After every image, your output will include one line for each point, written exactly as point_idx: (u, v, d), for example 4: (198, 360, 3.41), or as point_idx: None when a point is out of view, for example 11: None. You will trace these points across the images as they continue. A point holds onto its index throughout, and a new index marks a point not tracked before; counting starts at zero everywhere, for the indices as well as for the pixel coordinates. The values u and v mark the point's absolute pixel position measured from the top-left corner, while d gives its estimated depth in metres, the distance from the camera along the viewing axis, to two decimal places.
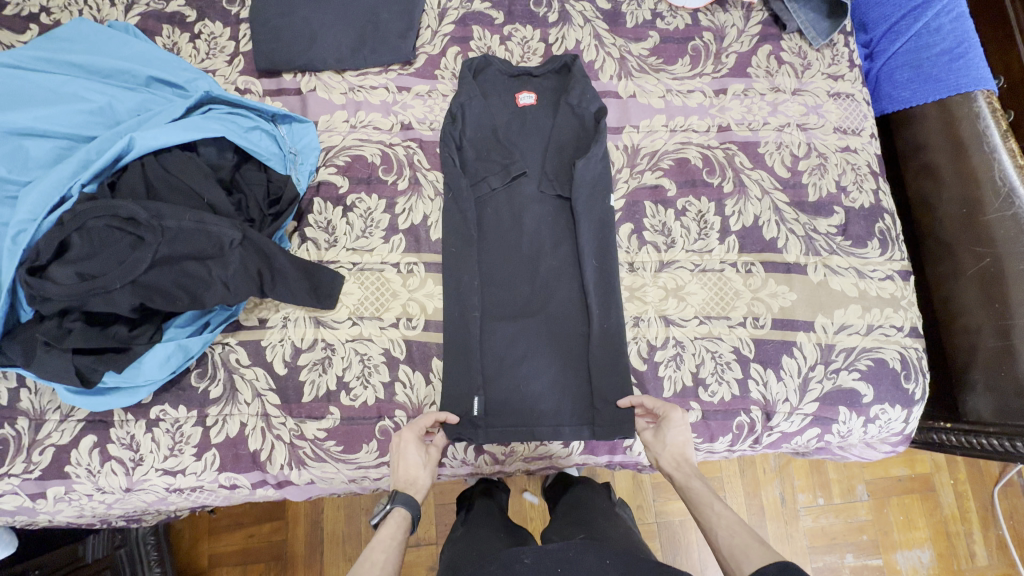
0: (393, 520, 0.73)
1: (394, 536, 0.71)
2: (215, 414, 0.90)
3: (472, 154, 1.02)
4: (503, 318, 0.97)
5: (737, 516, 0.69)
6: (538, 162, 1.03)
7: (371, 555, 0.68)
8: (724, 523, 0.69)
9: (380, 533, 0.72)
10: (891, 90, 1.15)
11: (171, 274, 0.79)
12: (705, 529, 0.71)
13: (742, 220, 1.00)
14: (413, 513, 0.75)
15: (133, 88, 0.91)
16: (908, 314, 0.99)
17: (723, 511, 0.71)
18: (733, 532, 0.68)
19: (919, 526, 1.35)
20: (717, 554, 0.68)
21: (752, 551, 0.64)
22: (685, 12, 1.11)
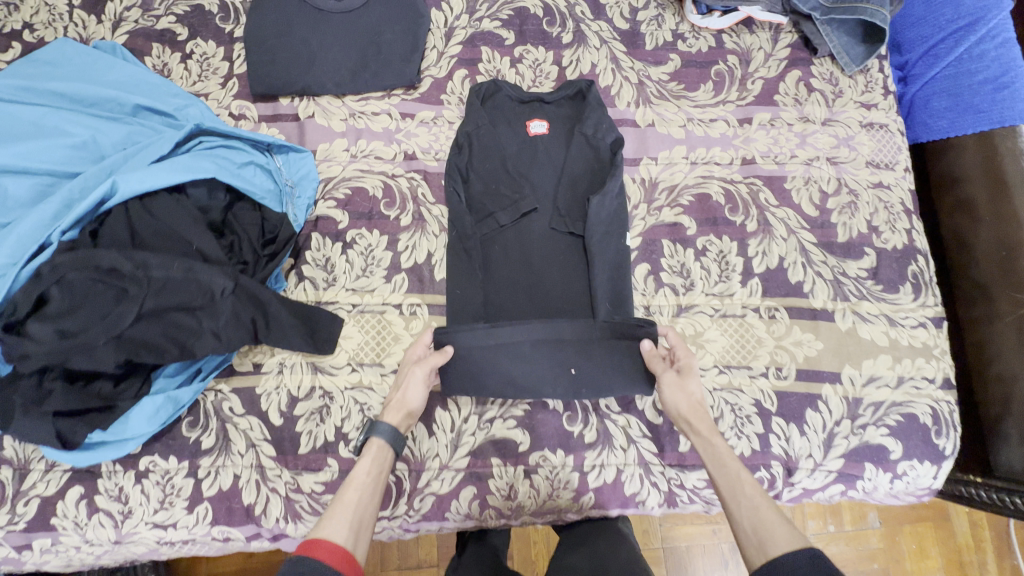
0: (370, 453, 0.73)
1: (370, 470, 0.71)
2: (207, 465, 0.85)
3: (479, 187, 0.95)
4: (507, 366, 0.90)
5: (763, 491, 0.65)
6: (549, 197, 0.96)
7: (344, 493, 0.67)
8: (750, 495, 0.65)
9: (357, 468, 0.71)
10: (925, 118, 1.08)
11: (159, 326, 0.74)
12: (728, 496, 0.66)
13: (767, 261, 0.94)
14: (392, 443, 0.75)
15: (120, 118, 0.86)
16: (941, 364, 0.93)
17: (750, 484, 0.66)
18: (758, 506, 0.63)
19: (931, 554, 1.28)
20: (739, 529, 0.63)
21: (778, 530, 0.60)
22: (709, 33, 1.04)
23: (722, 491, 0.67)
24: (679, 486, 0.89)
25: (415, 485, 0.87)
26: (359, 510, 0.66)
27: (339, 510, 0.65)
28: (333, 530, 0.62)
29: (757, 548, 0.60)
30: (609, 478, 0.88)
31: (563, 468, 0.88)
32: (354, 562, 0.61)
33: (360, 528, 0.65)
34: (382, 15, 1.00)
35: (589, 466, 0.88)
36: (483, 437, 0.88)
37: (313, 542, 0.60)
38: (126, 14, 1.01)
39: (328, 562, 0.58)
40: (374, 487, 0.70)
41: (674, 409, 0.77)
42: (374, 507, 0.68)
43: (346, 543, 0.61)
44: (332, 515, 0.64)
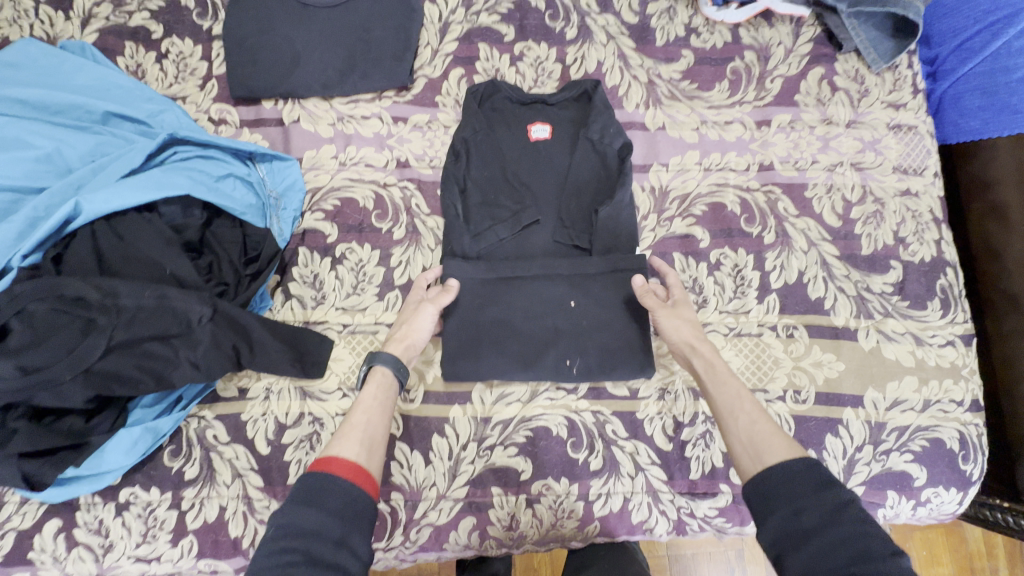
0: (375, 380, 0.72)
1: (377, 396, 0.71)
2: (192, 497, 0.81)
3: (477, 198, 0.88)
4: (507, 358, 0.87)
5: (759, 406, 0.66)
6: (551, 204, 0.89)
7: (352, 416, 0.67)
8: (746, 410, 0.66)
9: (364, 394, 0.71)
10: (956, 117, 1.01)
11: (132, 358, 0.69)
12: (726, 413, 0.67)
13: (785, 276, 0.88)
14: (396, 371, 0.74)
15: (88, 127, 0.79)
16: (970, 386, 0.87)
17: (748, 401, 0.67)
18: (755, 420, 0.64)
19: (943, 561, 1.13)
20: (735, 441, 0.64)
21: (773, 440, 0.61)
22: (724, 27, 0.97)
23: (719, 408, 0.69)
24: (689, 514, 0.84)
25: (410, 516, 0.82)
26: (369, 429, 0.66)
27: (349, 431, 0.65)
28: (346, 446, 0.62)
29: (753, 459, 0.61)
30: (615, 507, 0.83)
31: (568, 497, 0.83)
32: (371, 474, 0.61)
33: (373, 445, 0.65)
34: (371, 9, 0.93)
35: (595, 494, 0.83)
36: (482, 465, 0.83)
37: (327, 457, 0.60)
38: (96, 10, 0.94)
39: (343, 474, 0.58)
40: (382, 410, 0.69)
41: (671, 334, 0.78)
42: (383, 426, 0.68)
43: (360, 457, 0.62)
44: (344, 435, 0.64)
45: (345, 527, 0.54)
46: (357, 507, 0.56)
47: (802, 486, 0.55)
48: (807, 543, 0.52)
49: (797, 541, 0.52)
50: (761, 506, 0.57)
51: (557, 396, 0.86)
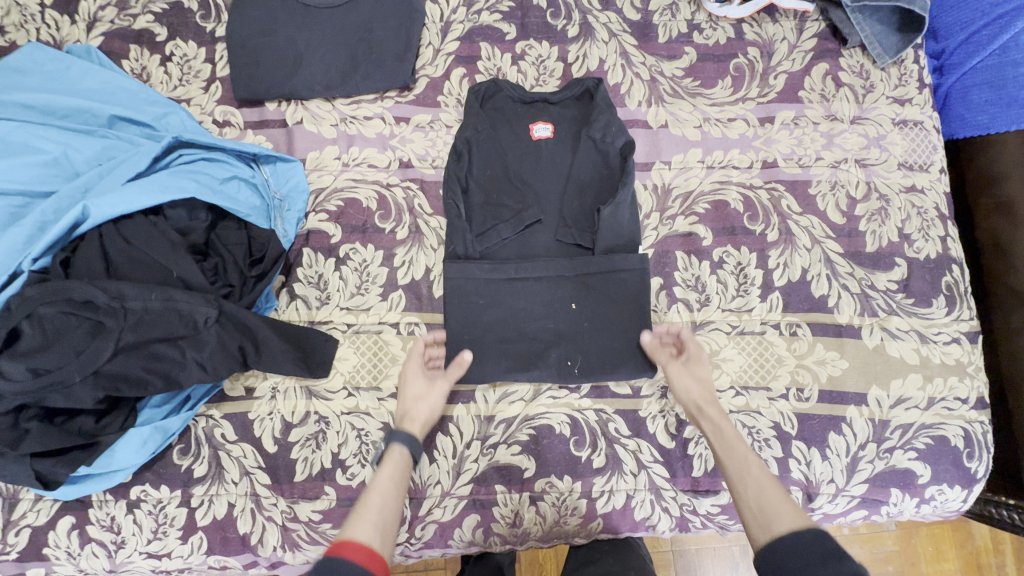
0: (391, 459, 0.71)
1: (393, 477, 0.69)
2: (201, 494, 0.82)
3: (479, 197, 0.88)
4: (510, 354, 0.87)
5: (771, 473, 0.65)
6: (554, 203, 0.89)
7: (367, 497, 0.65)
8: (755, 474, 0.65)
9: (379, 474, 0.69)
10: (963, 112, 0.99)
11: (140, 359, 0.70)
12: (735, 478, 0.66)
13: (788, 273, 0.88)
14: (411, 451, 0.73)
15: (94, 130, 0.80)
16: (975, 383, 0.86)
17: (759, 466, 0.66)
18: (764, 486, 0.64)
19: (949, 557, 1.13)
20: (745, 507, 0.63)
21: (783, 509, 0.60)
22: (728, 23, 0.96)
23: (729, 472, 0.67)
24: (691, 511, 0.84)
25: (415, 513, 0.83)
26: (383, 512, 0.64)
27: (364, 514, 0.63)
28: (360, 530, 0.60)
29: (761, 527, 0.60)
30: (618, 504, 0.84)
31: (570, 494, 0.84)
32: (382, 561, 0.59)
33: (385, 530, 0.63)
34: (373, 9, 0.93)
35: (598, 492, 0.84)
36: (486, 463, 0.84)
37: (342, 542, 0.58)
38: (101, 13, 0.95)
39: (356, 564, 0.56)
40: (397, 492, 0.68)
41: (683, 394, 0.77)
42: (397, 509, 0.66)
43: (373, 543, 0.60)
44: (359, 517, 0.63)
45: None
46: None
47: (811, 559, 0.54)
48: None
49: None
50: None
51: (560, 395, 0.86)
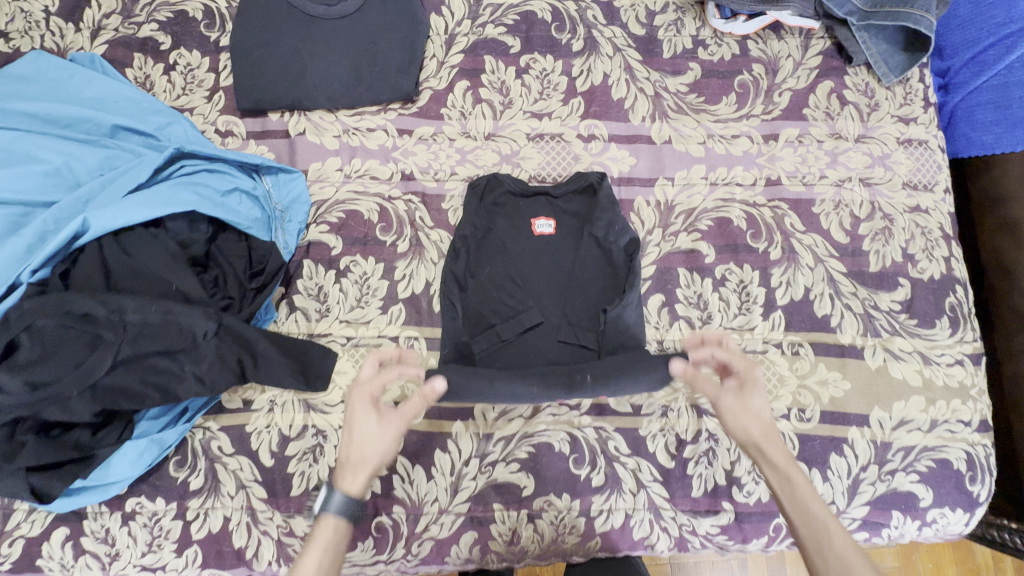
0: (321, 539, 0.63)
1: (319, 566, 0.61)
2: (197, 507, 0.81)
3: (477, 297, 0.86)
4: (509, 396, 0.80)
5: (858, 551, 0.58)
6: (556, 305, 0.86)
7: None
8: (840, 552, 0.58)
9: (305, 558, 0.62)
10: (968, 131, 0.98)
11: (139, 372, 0.69)
12: (812, 548, 0.60)
13: (791, 292, 0.87)
14: (350, 516, 0.64)
15: (97, 140, 0.80)
16: (977, 406, 0.86)
17: (841, 538, 0.59)
18: (849, 566, 0.57)
19: None
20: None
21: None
22: (732, 39, 0.96)
23: (804, 541, 0.61)
24: (691, 531, 0.83)
25: (412, 529, 0.82)
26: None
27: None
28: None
29: None
30: (616, 523, 0.83)
31: (569, 513, 0.83)
32: None
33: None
34: (377, 21, 0.93)
35: (596, 510, 0.83)
36: (484, 481, 0.83)
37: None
38: (106, 22, 0.95)
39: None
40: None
41: (742, 435, 0.68)
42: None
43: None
44: None
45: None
46: None
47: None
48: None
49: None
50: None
51: (560, 412, 0.86)
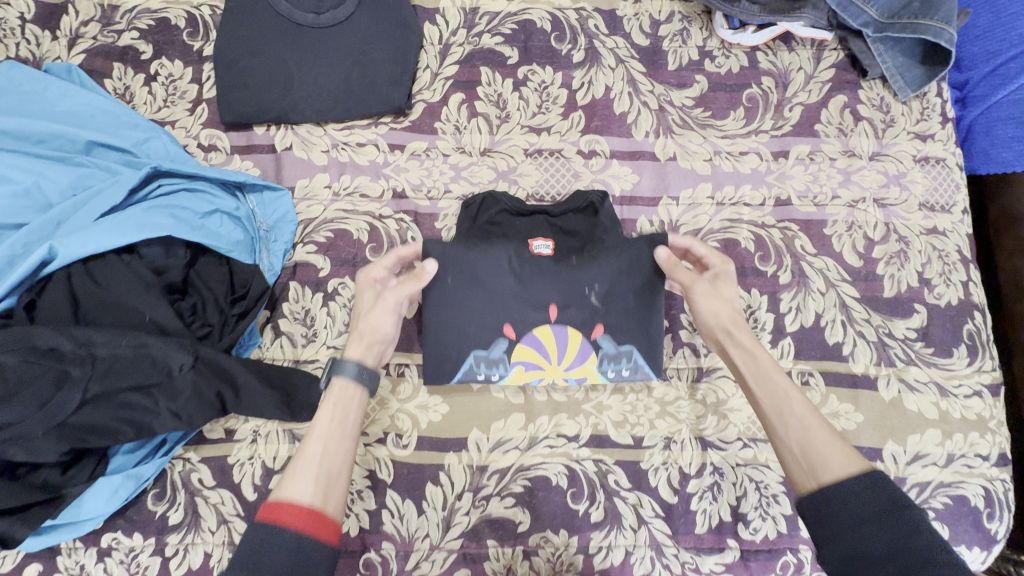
0: (331, 397, 0.65)
1: (334, 418, 0.64)
2: (175, 543, 0.77)
3: (470, 269, 0.78)
4: (505, 326, 0.79)
5: (816, 414, 0.61)
6: (551, 284, 0.79)
7: (305, 448, 0.61)
8: (799, 415, 0.61)
9: (319, 416, 0.64)
10: (987, 147, 0.93)
11: (110, 409, 0.66)
12: (773, 417, 0.63)
13: (801, 318, 0.83)
14: (360, 382, 0.66)
15: (69, 157, 0.76)
16: (996, 439, 0.82)
17: (799, 403, 0.62)
18: (807, 427, 0.60)
19: None
20: (786, 452, 0.60)
21: (829, 452, 0.57)
22: (741, 50, 0.91)
23: (765, 410, 0.64)
24: (695, 570, 0.78)
25: (402, 568, 0.77)
26: (326, 462, 0.60)
27: (301, 466, 0.59)
28: (296, 490, 0.56)
29: (806, 471, 0.57)
30: (616, 561, 0.78)
31: (567, 550, 0.79)
32: (326, 524, 0.55)
33: (332, 479, 0.59)
34: (368, 31, 0.89)
35: (595, 548, 0.79)
36: (478, 516, 0.79)
37: (276, 507, 0.54)
38: (84, 30, 0.91)
39: (293, 525, 0.53)
40: (342, 433, 0.63)
41: (711, 318, 0.72)
42: (344, 455, 0.62)
43: (316, 502, 0.56)
44: (295, 472, 0.58)
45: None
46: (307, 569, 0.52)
47: (864, 508, 0.51)
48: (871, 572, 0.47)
49: (856, 568, 0.48)
50: (818, 531, 0.53)
51: (558, 444, 0.81)
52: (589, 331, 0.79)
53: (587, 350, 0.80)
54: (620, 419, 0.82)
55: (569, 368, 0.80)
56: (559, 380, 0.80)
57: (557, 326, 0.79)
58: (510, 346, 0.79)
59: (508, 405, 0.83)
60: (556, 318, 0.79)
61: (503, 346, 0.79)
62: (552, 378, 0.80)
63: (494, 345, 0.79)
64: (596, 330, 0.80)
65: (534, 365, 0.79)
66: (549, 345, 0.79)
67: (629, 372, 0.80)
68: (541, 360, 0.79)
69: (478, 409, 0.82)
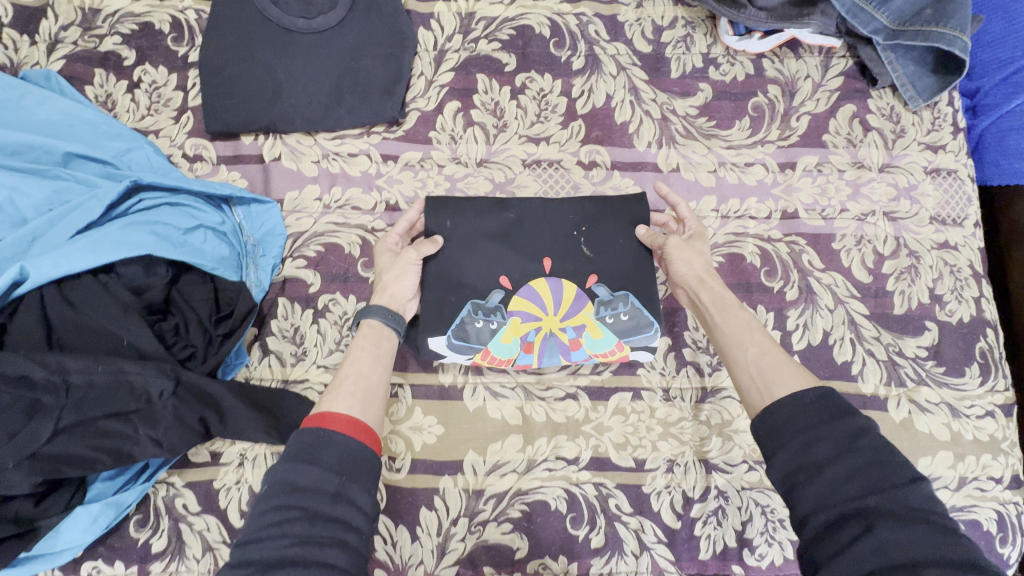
0: (361, 333, 0.68)
1: (366, 350, 0.67)
2: (158, 572, 0.73)
3: (469, 216, 0.81)
4: (501, 276, 0.80)
5: (772, 342, 0.63)
6: (544, 236, 0.81)
7: (341, 372, 0.64)
8: (758, 344, 0.63)
9: (353, 347, 0.68)
10: (998, 158, 0.90)
11: (85, 438, 0.63)
12: (734, 345, 0.65)
13: (808, 336, 0.80)
14: (385, 321, 0.70)
15: (46, 169, 0.73)
16: (1009, 461, 0.79)
17: (759, 333, 0.64)
18: (765, 351, 0.62)
19: None
20: (744, 374, 0.61)
21: (784, 372, 0.58)
22: (746, 57, 0.88)
23: (727, 341, 0.66)
24: None
25: None
26: (359, 383, 0.63)
27: (340, 386, 0.62)
28: (337, 403, 0.59)
29: (761, 389, 0.58)
30: None
31: None
32: (367, 431, 0.57)
33: (366, 398, 0.62)
34: (360, 37, 0.86)
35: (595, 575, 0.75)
36: (474, 542, 0.76)
37: (323, 414, 0.57)
38: (65, 35, 0.87)
39: (339, 426, 0.56)
40: (374, 360, 0.66)
41: (683, 269, 0.74)
42: (376, 381, 0.64)
43: (355, 413, 0.59)
44: (336, 390, 0.61)
45: (343, 479, 0.51)
46: (355, 467, 0.53)
47: (817, 413, 0.52)
48: (820, 473, 0.49)
49: (810, 474, 0.49)
50: (770, 437, 0.54)
51: (557, 467, 0.78)
52: (583, 280, 0.80)
53: (582, 300, 0.79)
54: (621, 440, 0.79)
55: (566, 318, 0.79)
56: (558, 332, 0.79)
57: (552, 278, 0.80)
58: (507, 297, 0.79)
59: (506, 426, 0.79)
60: (551, 269, 0.80)
61: (500, 297, 0.79)
62: (548, 329, 0.79)
63: (492, 295, 0.79)
64: (589, 278, 0.80)
65: (530, 316, 0.79)
66: (545, 295, 0.79)
67: (627, 317, 0.79)
68: (538, 310, 0.79)
69: (475, 430, 0.79)
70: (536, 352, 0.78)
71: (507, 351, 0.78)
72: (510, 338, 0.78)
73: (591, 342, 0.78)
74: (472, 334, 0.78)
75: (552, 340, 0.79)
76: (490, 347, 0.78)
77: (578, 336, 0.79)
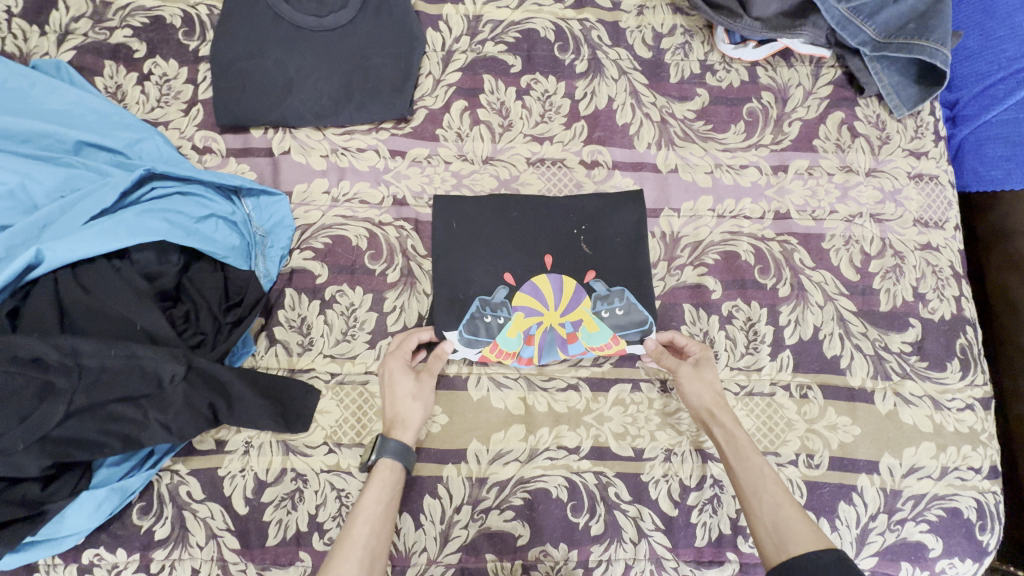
0: (381, 478, 0.68)
1: (381, 499, 0.67)
2: (161, 559, 0.73)
3: (472, 217, 0.84)
4: (505, 273, 0.82)
5: (786, 492, 0.66)
6: (545, 234, 0.84)
7: (352, 528, 0.64)
8: (772, 491, 0.66)
9: (367, 494, 0.67)
10: (976, 165, 0.94)
11: (97, 421, 0.64)
12: (748, 490, 0.67)
13: (800, 331, 0.84)
14: (402, 462, 0.70)
15: (57, 157, 0.74)
16: (988, 451, 0.83)
17: (771, 479, 0.67)
18: (779, 503, 0.65)
19: None
20: (760, 525, 0.64)
21: (800, 530, 0.62)
22: (742, 65, 0.92)
23: (741, 481, 0.68)
24: None
25: None
26: (370, 546, 0.64)
27: (349, 551, 0.63)
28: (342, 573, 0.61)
29: (778, 545, 0.62)
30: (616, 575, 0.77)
31: (566, 564, 0.77)
32: None
33: (371, 564, 0.63)
34: (370, 36, 0.88)
35: (595, 561, 0.78)
36: (476, 530, 0.77)
37: None
38: (75, 26, 0.88)
39: None
40: (384, 514, 0.66)
41: (695, 399, 0.76)
42: (385, 537, 0.66)
43: None
44: (343, 554, 0.62)
45: None
46: None
47: None
48: None
49: None
50: None
51: (558, 456, 0.80)
52: (582, 276, 0.83)
53: (580, 295, 0.82)
54: (621, 430, 0.81)
55: (566, 312, 0.82)
56: (557, 326, 0.81)
57: (553, 274, 0.83)
58: (511, 293, 0.82)
59: (509, 415, 0.81)
60: (552, 266, 0.83)
61: (504, 293, 0.82)
62: (549, 323, 0.81)
63: (497, 291, 0.82)
64: (587, 274, 0.83)
65: (533, 312, 0.81)
66: (546, 291, 0.82)
67: (622, 311, 0.82)
68: (540, 306, 0.82)
69: (478, 420, 0.80)
70: (536, 346, 0.81)
71: (512, 345, 0.80)
72: (514, 332, 0.81)
73: (588, 336, 0.81)
74: (480, 329, 0.80)
75: (552, 334, 0.81)
76: (497, 340, 0.80)
77: (576, 330, 0.81)
